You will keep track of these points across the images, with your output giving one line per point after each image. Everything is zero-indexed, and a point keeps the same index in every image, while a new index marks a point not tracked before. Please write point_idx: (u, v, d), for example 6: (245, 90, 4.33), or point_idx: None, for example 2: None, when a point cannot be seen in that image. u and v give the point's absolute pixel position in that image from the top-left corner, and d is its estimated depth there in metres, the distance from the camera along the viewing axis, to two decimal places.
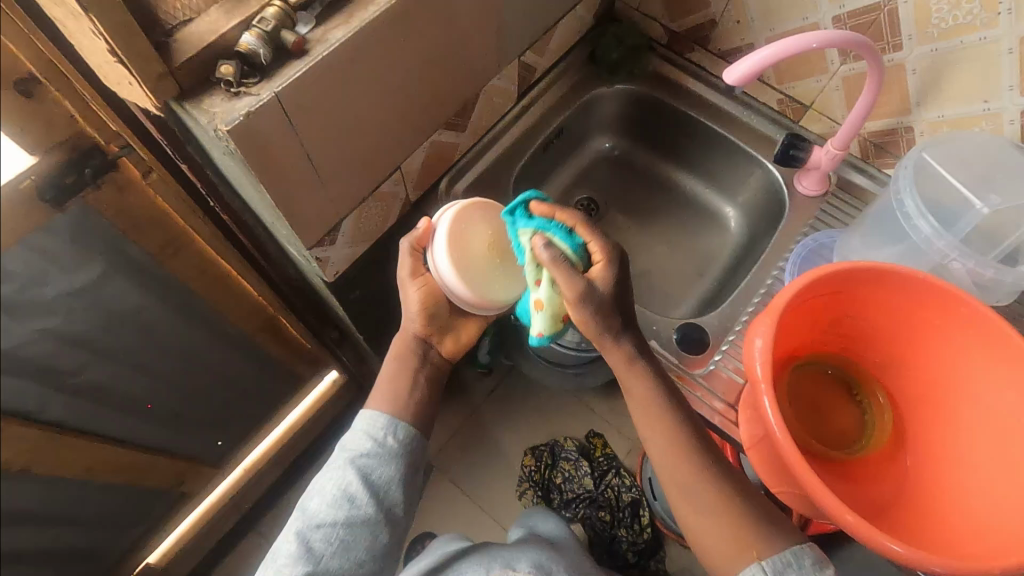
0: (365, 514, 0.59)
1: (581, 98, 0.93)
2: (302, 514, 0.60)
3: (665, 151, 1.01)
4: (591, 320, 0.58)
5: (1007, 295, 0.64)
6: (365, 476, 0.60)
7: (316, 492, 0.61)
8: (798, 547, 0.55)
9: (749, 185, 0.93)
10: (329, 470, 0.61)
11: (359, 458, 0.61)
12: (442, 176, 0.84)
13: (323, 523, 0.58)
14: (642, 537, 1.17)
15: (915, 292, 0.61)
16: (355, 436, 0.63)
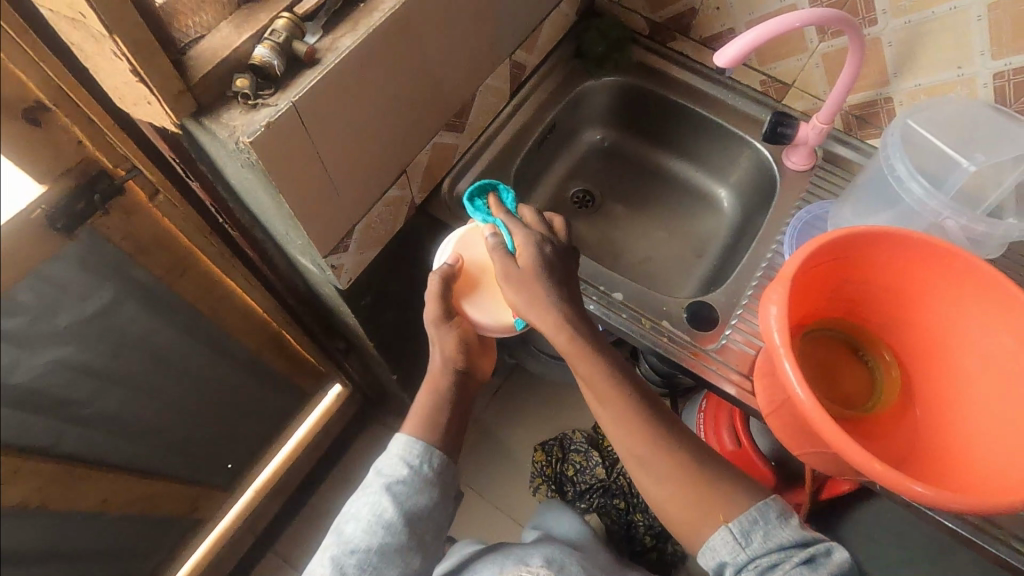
0: (400, 543, 0.61)
1: (570, 93, 0.95)
2: (337, 538, 0.62)
3: (654, 139, 1.03)
4: (515, 298, 0.60)
5: (997, 247, 0.67)
6: (399, 504, 0.61)
7: (350, 519, 0.62)
8: (760, 501, 0.58)
9: (740, 165, 0.96)
10: (365, 496, 0.63)
11: (395, 489, 0.62)
12: (444, 177, 0.85)
13: (357, 549, 0.60)
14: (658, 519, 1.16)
15: (914, 252, 0.64)
16: (390, 463, 0.64)
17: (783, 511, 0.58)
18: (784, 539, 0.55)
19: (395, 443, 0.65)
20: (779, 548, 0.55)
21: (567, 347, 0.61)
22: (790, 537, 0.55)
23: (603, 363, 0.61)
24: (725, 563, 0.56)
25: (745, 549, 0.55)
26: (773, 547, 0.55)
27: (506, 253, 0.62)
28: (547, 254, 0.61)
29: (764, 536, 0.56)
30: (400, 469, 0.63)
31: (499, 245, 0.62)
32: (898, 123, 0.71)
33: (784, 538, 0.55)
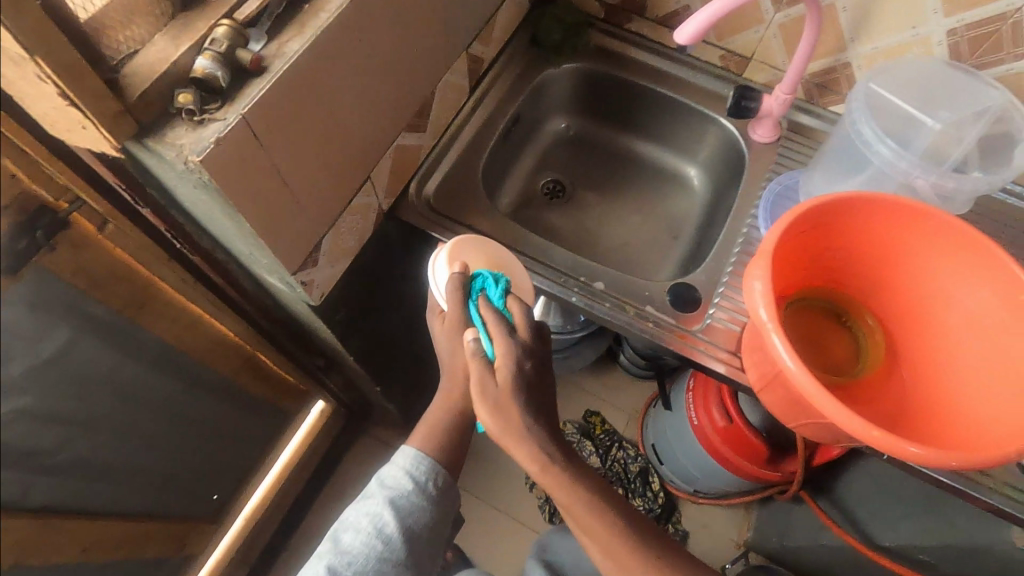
0: (397, 557, 0.61)
1: (530, 83, 0.94)
2: (333, 547, 0.61)
3: (619, 123, 1.02)
4: (490, 419, 0.57)
5: (965, 204, 0.68)
6: (400, 518, 0.61)
7: (349, 528, 0.62)
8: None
9: (707, 142, 0.96)
10: (366, 506, 0.63)
11: (397, 503, 0.62)
12: (410, 180, 0.83)
13: (354, 560, 0.60)
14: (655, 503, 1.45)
15: (891, 214, 0.64)
16: (394, 475, 0.64)
17: None
18: None
19: (401, 457, 0.65)
20: None
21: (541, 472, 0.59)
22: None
23: (578, 485, 0.60)
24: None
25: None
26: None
27: (485, 368, 0.58)
28: (525, 370, 0.58)
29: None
30: (402, 485, 0.63)
31: (478, 352, 0.58)
32: (862, 88, 0.71)
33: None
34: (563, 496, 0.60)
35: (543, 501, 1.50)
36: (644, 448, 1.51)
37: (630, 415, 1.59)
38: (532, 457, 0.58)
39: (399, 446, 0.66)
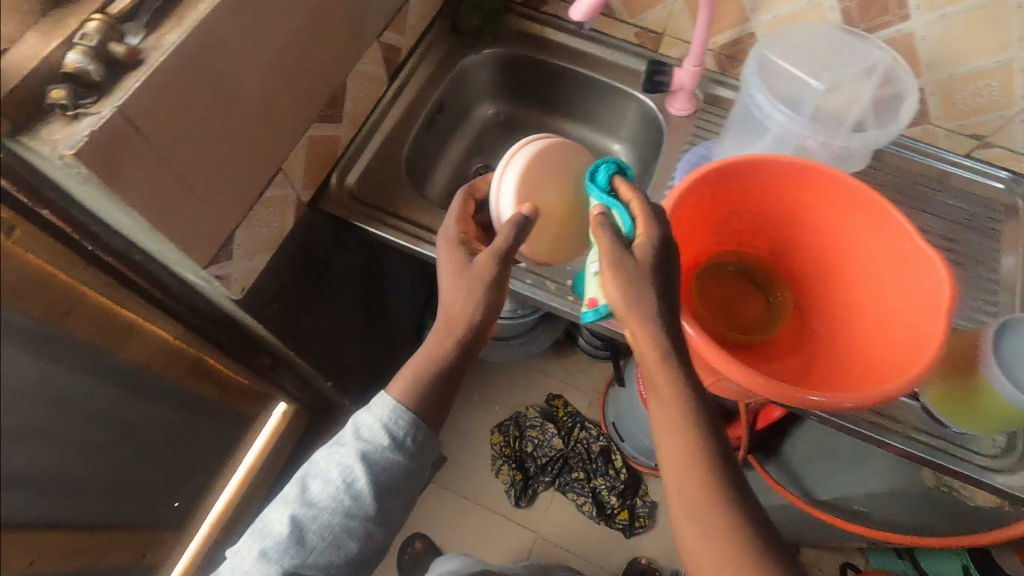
0: (366, 511, 0.57)
1: (451, 70, 0.95)
2: (302, 493, 0.58)
3: (545, 105, 1.04)
4: (619, 291, 0.51)
5: (860, 159, 0.72)
6: (371, 473, 0.57)
7: (318, 476, 0.58)
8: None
9: (628, 119, 0.98)
10: (337, 455, 0.59)
11: (368, 456, 0.57)
12: (331, 171, 0.83)
13: (320, 512, 0.57)
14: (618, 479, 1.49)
15: (787, 175, 0.66)
16: (369, 425, 0.58)
17: None
18: None
19: (378, 406, 0.59)
20: None
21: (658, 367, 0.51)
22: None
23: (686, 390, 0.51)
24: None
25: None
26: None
27: (620, 239, 0.53)
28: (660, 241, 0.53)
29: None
30: (375, 436, 0.58)
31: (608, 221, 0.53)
32: (756, 56, 0.73)
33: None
34: (671, 399, 0.51)
35: (509, 484, 1.51)
36: (606, 426, 1.54)
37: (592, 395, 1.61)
38: (655, 340, 0.50)
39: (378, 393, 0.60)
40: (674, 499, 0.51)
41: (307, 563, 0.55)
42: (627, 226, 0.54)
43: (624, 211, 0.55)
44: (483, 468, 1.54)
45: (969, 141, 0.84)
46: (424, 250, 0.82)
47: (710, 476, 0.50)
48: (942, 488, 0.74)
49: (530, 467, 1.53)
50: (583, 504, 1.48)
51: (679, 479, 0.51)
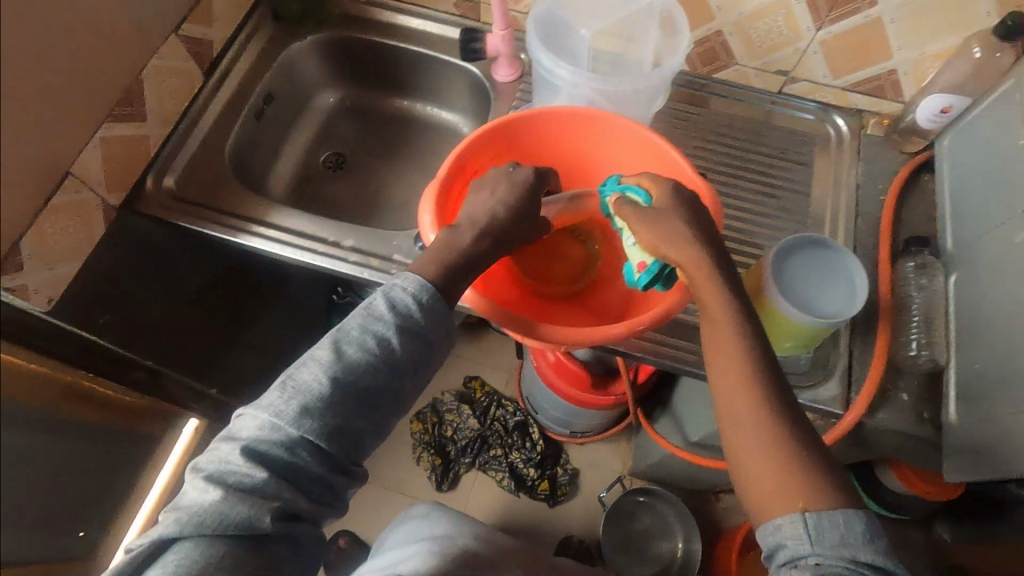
0: (396, 376, 0.57)
1: (275, 59, 0.93)
2: (330, 354, 0.55)
3: (386, 87, 1.04)
4: (652, 235, 0.56)
5: (655, 104, 0.75)
6: (404, 340, 0.56)
7: (353, 337, 0.56)
8: (852, 509, 0.48)
9: (462, 91, 0.99)
10: (367, 320, 0.56)
11: (409, 320, 0.56)
12: (144, 173, 0.82)
13: (349, 373, 0.55)
14: (536, 451, 1.51)
15: (571, 122, 0.69)
16: (403, 296, 0.57)
17: (867, 526, 0.47)
18: (859, 557, 0.46)
19: (408, 281, 0.57)
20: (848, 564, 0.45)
21: (702, 291, 0.55)
22: (866, 559, 0.45)
23: (733, 309, 0.54)
24: (784, 547, 0.47)
25: (814, 544, 0.46)
26: (847, 560, 0.45)
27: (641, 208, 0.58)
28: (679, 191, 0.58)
29: (838, 543, 0.46)
30: (416, 299, 0.56)
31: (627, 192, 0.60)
32: (537, 13, 0.71)
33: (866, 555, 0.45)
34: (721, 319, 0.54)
35: (431, 470, 1.51)
36: (522, 402, 1.55)
37: (508, 372, 1.63)
38: (695, 267, 0.55)
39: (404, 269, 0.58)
40: (722, 411, 0.53)
41: (337, 430, 0.54)
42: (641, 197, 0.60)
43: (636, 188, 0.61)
44: (405, 459, 1.53)
45: (777, 78, 0.87)
46: (246, 240, 0.82)
47: (752, 378, 0.52)
48: None
49: (450, 451, 1.53)
50: (502, 479, 1.50)
51: (728, 392, 0.53)
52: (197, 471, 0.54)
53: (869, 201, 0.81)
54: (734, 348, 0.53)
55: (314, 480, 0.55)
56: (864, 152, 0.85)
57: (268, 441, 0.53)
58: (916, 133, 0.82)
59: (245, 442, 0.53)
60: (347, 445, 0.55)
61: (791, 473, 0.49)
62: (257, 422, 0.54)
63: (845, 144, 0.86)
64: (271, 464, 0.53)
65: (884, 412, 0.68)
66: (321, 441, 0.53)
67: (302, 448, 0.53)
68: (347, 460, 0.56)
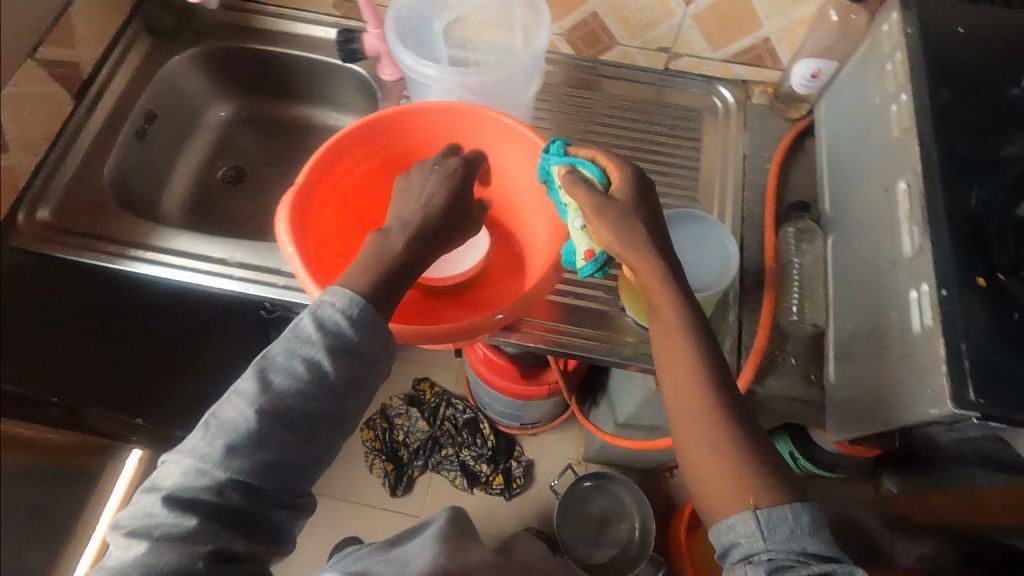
0: (329, 402, 0.53)
1: (153, 75, 0.91)
2: (256, 386, 0.52)
3: (279, 94, 1.01)
4: (610, 232, 0.55)
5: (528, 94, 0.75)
6: (333, 365, 0.52)
7: (279, 363, 0.53)
8: (797, 502, 0.49)
9: (352, 93, 0.97)
10: (294, 346, 0.52)
11: (338, 340, 0.52)
12: (15, 205, 0.79)
13: (278, 404, 0.51)
14: (487, 447, 1.49)
15: (436, 120, 0.67)
16: (328, 318, 0.52)
17: (812, 515, 0.49)
18: (807, 548, 0.47)
19: (337, 298, 0.53)
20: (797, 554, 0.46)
21: (657, 296, 0.56)
22: (815, 550, 0.47)
23: (681, 312, 0.55)
24: (738, 545, 0.48)
25: (765, 540, 0.47)
26: (796, 553, 0.46)
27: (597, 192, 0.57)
28: (637, 188, 0.58)
29: (788, 536, 0.47)
30: (347, 317, 0.53)
31: (582, 175, 0.57)
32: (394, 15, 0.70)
33: (813, 546, 0.46)
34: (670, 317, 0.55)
35: (385, 476, 1.50)
36: (472, 400, 1.54)
37: (456, 371, 1.62)
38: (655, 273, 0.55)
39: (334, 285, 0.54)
40: (674, 407, 0.55)
41: (269, 467, 0.51)
42: (596, 176, 0.59)
43: (588, 163, 0.60)
44: (359, 468, 1.51)
45: (660, 55, 0.87)
46: (134, 267, 0.80)
47: (706, 380, 0.54)
48: None
49: (403, 455, 1.51)
50: (456, 478, 1.49)
51: (683, 389, 0.54)
52: (123, 525, 0.50)
53: (755, 171, 0.82)
54: (684, 343, 0.55)
55: (252, 518, 0.52)
56: (751, 122, 0.85)
57: (193, 488, 0.50)
58: (797, 100, 0.82)
59: (167, 491, 0.50)
60: (282, 480, 0.52)
61: (739, 479, 0.51)
62: (179, 467, 0.50)
63: (732, 116, 0.87)
64: (199, 510, 0.49)
65: (773, 377, 0.68)
66: (249, 480, 0.50)
67: (231, 491, 0.50)
68: (287, 494, 0.53)
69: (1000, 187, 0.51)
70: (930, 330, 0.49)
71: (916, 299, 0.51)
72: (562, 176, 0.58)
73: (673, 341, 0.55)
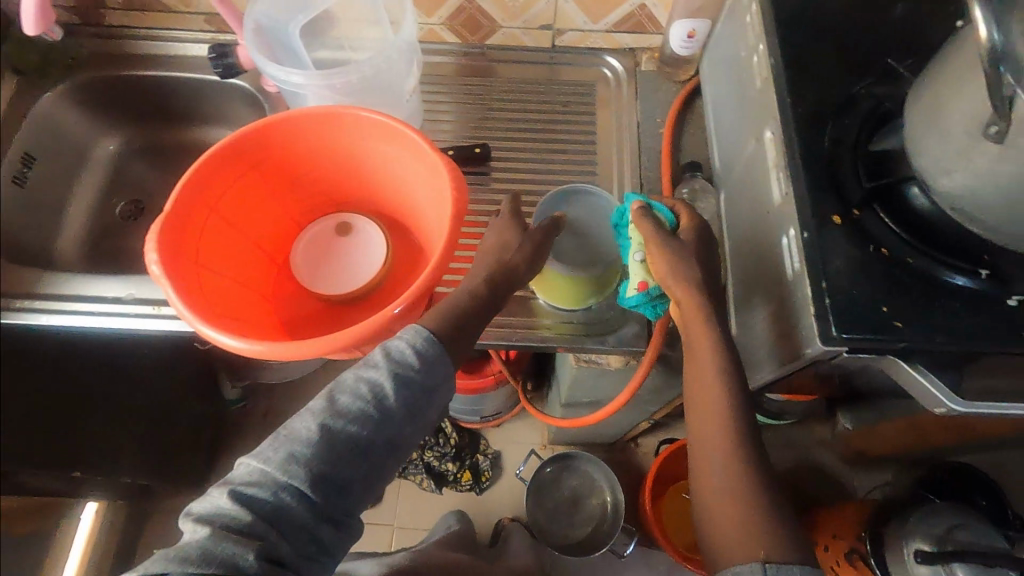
0: (390, 431, 0.54)
1: (24, 113, 0.84)
2: (327, 405, 0.54)
3: (167, 119, 0.97)
4: (665, 266, 0.59)
5: (410, 81, 0.74)
6: (401, 395, 0.54)
7: (348, 386, 0.55)
8: (807, 565, 0.50)
9: (241, 109, 0.93)
10: (366, 371, 0.55)
11: (403, 371, 0.54)
12: None
13: (347, 424, 0.53)
14: (450, 446, 1.38)
15: (304, 125, 0.64)
16: (401, 349, 0.55)
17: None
18: None
19: (415, 333, 0.56)
20: None
21: (695, 328, 0.58)
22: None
23: (715, 347, 0.57)
24: None
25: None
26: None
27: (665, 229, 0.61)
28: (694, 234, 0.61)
29: None
30: (413, 349, 0.55)
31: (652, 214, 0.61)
32: (253, 30, 0.71)
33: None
34: (699, 349, 0.58)
35: None
36: None
37: None
38: (698, 307, 0.58)
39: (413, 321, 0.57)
40: (694, 419, 0.58)
41: (325, 478, 0.51)
42: (668, 217, 0.63)
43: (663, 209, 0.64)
44: None
45: (544, 33, 0.87)
46: (33, 319, 0.77)
47: (733, 421, 0.56)
48: (584, 364, 0.76)
49: None
50: (422, 481, 1.38)
51: (706, 404, 0.57)
52: (189, 516, 0.50)
53: (650, 137, 0.82)
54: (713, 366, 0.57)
55: (304, 532, 0.50)
56: (641, 90, 0.86)
57: (255, 486, 0.50)
58: (681, 61, 0.83)
59: (232, 485, 0.50)
60: (333, 495, 0.52)
61: (748, 508, 0.52)
62: (245, 468, 0.51)
63: (623, 85, 0.87)
64: (256, 510, 0.49)
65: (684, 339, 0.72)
66: (307, 490, 0.51)
67: (288, 494, 0.50)
68: (335, 512, 0.52)
69: (850, 123, 0.53)
70: (799, 273, 0.49)
71: (787, 244, 0.52)
72: (636, 211, 0.62)
73: (708, 376, 0.57)
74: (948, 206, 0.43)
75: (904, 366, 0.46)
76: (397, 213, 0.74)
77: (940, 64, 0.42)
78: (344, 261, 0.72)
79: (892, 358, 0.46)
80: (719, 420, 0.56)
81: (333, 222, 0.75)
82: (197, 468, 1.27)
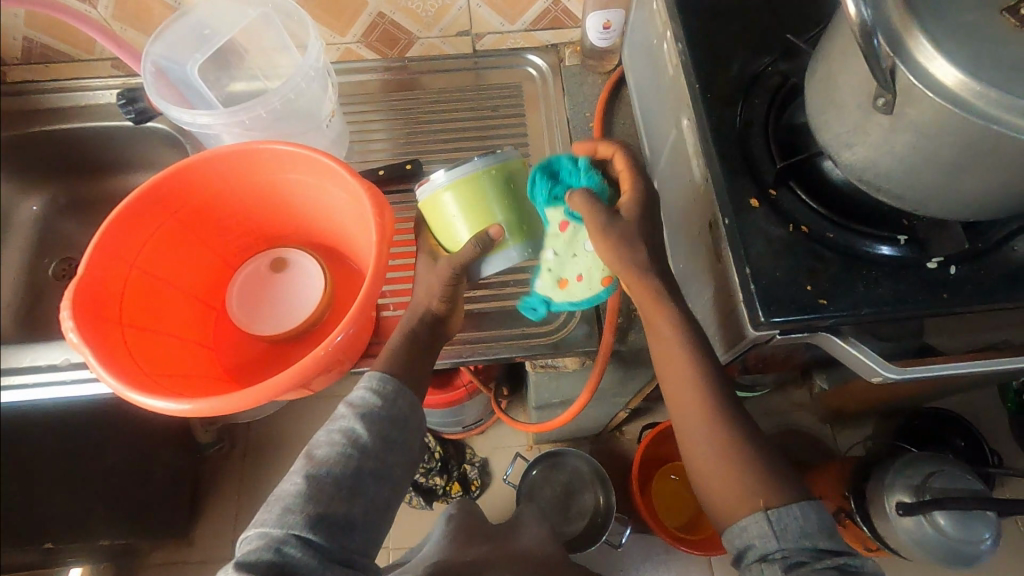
0: (375, 466, 0.54)
1: None
2: (306, 461, 0.53)
3: (89, 170, 0.92)
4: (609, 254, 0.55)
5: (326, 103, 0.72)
6: (375, 431, 0.55)
7: (322, 439, 0.55)
8: (805, 501, 0.52)
9: (165, 151, 0.90)
10: (335, 424, 0.55)
11: (370, 410, 0.55)
12: None
13: (330, 469, 0.52)
14: (434, 459, 1.34)
15: (217, 167, 0.62)
16: (360, 396, 0.56)
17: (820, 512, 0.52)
18: (817, 542, 0.49)
19: (371, 380, 0.57)
20: (812, 549, 0.49)
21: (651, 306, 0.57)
22: (824, 545, 0.49)
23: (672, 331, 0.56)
24: (752, 547, 0.50)
25: (778, 540, 0.50)
26: (809, 550, 0.49)
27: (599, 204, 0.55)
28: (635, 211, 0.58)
29: (799, 533, 0.50)
30: (372, 389, 0.56)
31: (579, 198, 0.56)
32: (153, 76, 0.69)
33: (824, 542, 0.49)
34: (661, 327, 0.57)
35: None
36: None
37: None
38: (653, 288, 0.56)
39: (368, 372, 0.59)
40: (673, 398, 0.57)
41: (326, 520, 0.50)
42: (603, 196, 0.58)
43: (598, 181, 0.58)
44: None
45: (463, 39, 0.85)
46: None
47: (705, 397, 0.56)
48: (541, 368, 0.76)
49: None
50: (412, 499, 1.34)
51: (678, 380, 0.56)
52: None
53: (581, 133, 0.81)
54: (674, 371, 0.57)
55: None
56: (567, 85, 0.85)
57: (258, 551, 0.48)
58: (603, 54, 0.82)
59: (234, 560, 0.48)
60: (339, 535, 0.50)
61: (736, 474, 0.53)
62: (244, 542, 0.49)
63: (549, 82, 0.86)
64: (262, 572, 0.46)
65: (634, 332, 0.72)
66: (311, 536, 0.49)
67: (291, 547, 0.48)
68: (345, 551, 0.50)
69: (758, 103, 0.53)
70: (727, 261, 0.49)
71: (713, 233, 0.52)
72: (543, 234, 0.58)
73: (671, 353, 0.57)
74: (856, 179, 0.44)
75: (836, 341, 0.46)
76: (333, 242, 0.72)
77: (827, 44, 0.43)
78: (286, 296, 0.70)
79: (824, 334, 0.47)
80: (692, 392, 0.56)
81: (267, 259, 0.73)
82: (179, 520, 1.23)
